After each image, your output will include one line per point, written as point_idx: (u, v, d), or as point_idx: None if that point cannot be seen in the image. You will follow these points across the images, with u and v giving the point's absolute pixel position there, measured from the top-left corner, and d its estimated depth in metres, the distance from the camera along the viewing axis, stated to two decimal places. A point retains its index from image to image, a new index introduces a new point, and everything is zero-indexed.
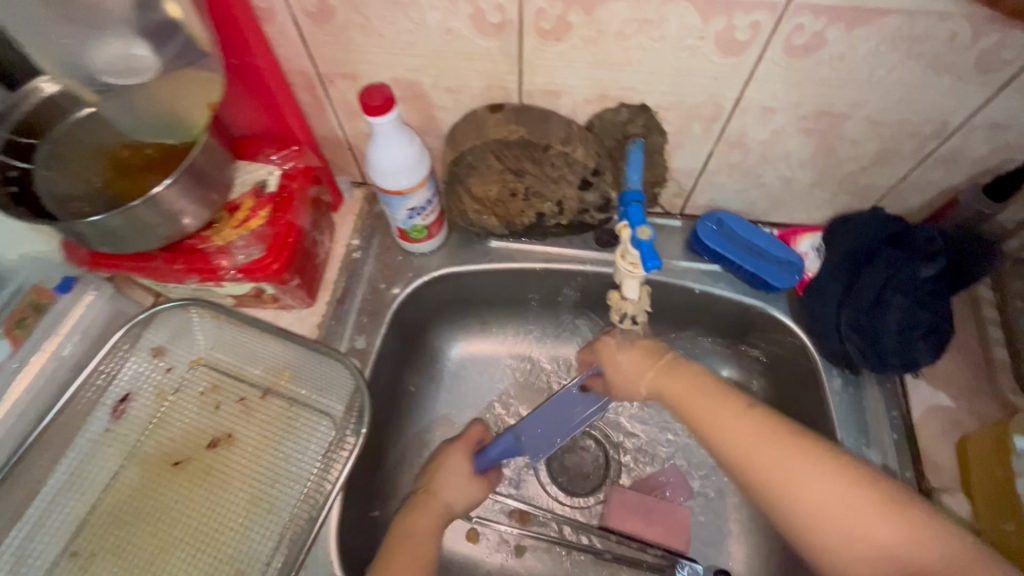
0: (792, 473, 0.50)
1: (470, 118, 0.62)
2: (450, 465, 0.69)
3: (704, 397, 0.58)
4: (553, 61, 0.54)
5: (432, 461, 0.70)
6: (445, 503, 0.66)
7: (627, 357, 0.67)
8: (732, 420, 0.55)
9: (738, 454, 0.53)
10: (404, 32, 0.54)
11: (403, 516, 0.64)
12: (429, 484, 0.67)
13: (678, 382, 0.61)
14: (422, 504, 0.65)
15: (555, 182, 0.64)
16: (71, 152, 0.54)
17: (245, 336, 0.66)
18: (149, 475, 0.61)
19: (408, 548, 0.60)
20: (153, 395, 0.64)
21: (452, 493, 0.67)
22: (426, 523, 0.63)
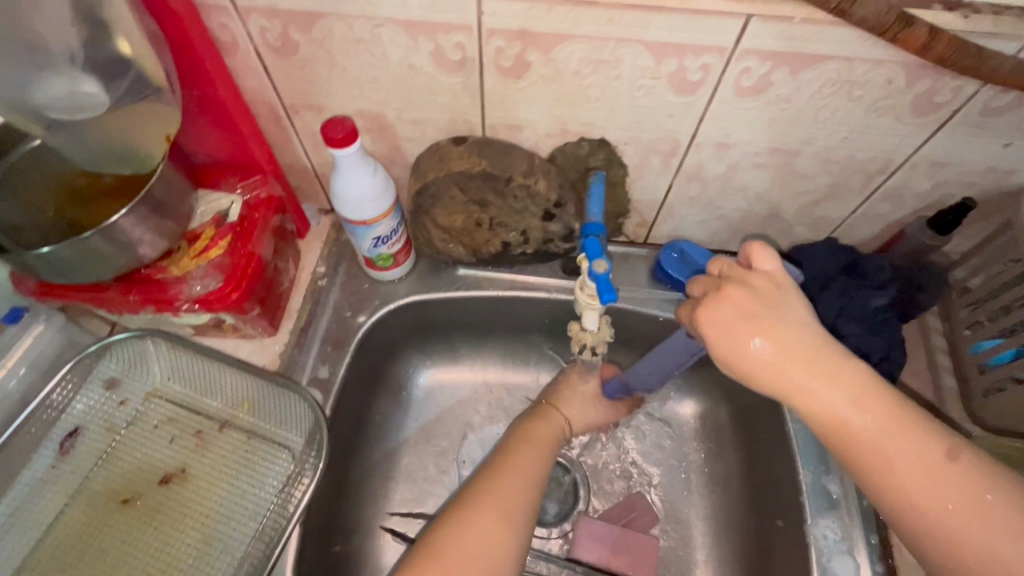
0: (927, 479, 0.43)
1: (434, 149, 0.62)
2: (577, 389, 0.76)
3: (827, 383, 0.44)
4: (515, 96, 0.56)
5: (554, 386, 0.77)
6: (568, 423, 0.72)
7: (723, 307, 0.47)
8: (876, 428, 0.44)
9: (884, 463, 0.44)
10: (366, 67, 0.55)
11: (529, 426, 0.70)
12: (552, 401, 0.74)
13: (795, 343, 0.45)
14: (546, 416, 0.71)
15: (519, 214, 0.64)
16: (24, 182, 0.53)
17: (200, 367, 0.64)
18: (96, 513, 0.58)
19: (526, 454, 0.65)
20: (105, 429, 0.62)
21: (569, 408, 0.74)
22: (546, 434, 0.69)
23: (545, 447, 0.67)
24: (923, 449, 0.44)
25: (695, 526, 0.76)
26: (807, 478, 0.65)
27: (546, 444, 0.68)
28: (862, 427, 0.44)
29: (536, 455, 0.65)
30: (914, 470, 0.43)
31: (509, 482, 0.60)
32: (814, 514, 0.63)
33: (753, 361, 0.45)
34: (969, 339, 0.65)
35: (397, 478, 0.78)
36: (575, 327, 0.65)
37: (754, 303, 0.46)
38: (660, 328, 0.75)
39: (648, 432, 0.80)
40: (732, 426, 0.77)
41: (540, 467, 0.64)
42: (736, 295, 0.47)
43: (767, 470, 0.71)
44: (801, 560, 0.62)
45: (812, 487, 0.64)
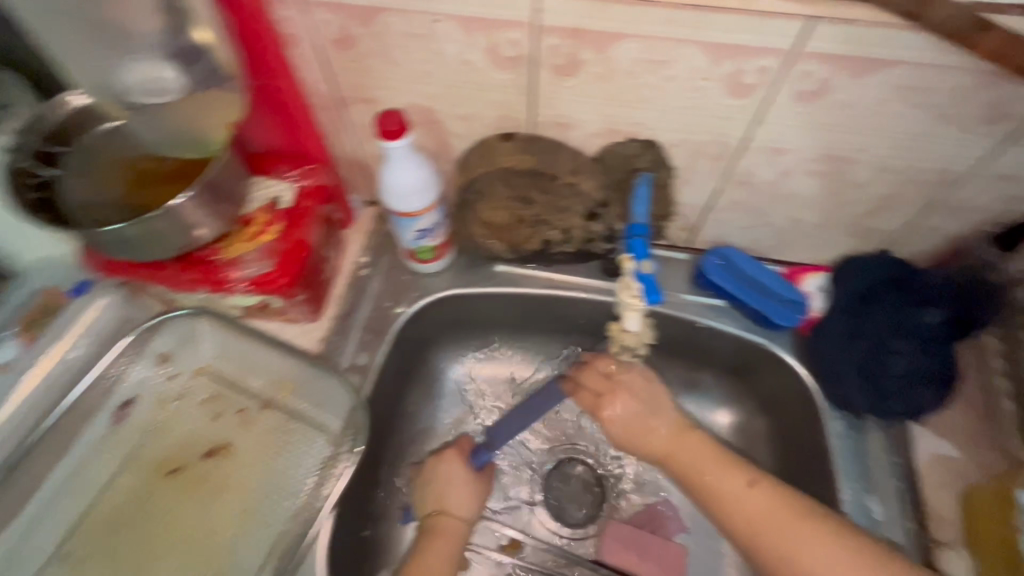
0: (761, 512, 0.58)
1: (483, 145, 0.63)
2: (449, 475, 0.71)
3: (695, 460, 0.63)
4: (565, 95, 0.56)
5: (427, 483, 0.71)
6: (459, 519, 0.68)
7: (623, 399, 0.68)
8: (750, 489, 0.60)
9: (748, 524, 0.58)
10: (421, 62, 0.56)
11: (425, 546, 0.66)
12: (439, 501, 0.69)
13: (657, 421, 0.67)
14: (438, 527, 0.67)
15: (562, 212, 0.65)
16: (94, 164, 0.56)
17: (246, 347, 0.66)
18: (147, 481, 0.61)
19: (431, 550, 0.65)
20: (157, 400, 0.65)
21: (455, 502, 0.69)
22: (446, 544, 0.66)
23: (453, 537, 0.67)
24: (755, 499, 0.59)
25: (725, 540, 0.74)
26: (849, 497, 0.63)
27: (448, 544, 0.66)
28: (711, 487, 0.61)
29: (442, 555, 0.65)
30: (741, 507, 0.59)
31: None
32: None
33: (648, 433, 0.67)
34: None
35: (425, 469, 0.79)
36: (617, 326, 0.66)
37: (637, 403, 0.68)
38: (698, 335, 0.75)
39: None
40: (769, 438, 0.76)
41: (453, 549, 0.66)
42: (628, 384, 0.69)
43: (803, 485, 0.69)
44: None
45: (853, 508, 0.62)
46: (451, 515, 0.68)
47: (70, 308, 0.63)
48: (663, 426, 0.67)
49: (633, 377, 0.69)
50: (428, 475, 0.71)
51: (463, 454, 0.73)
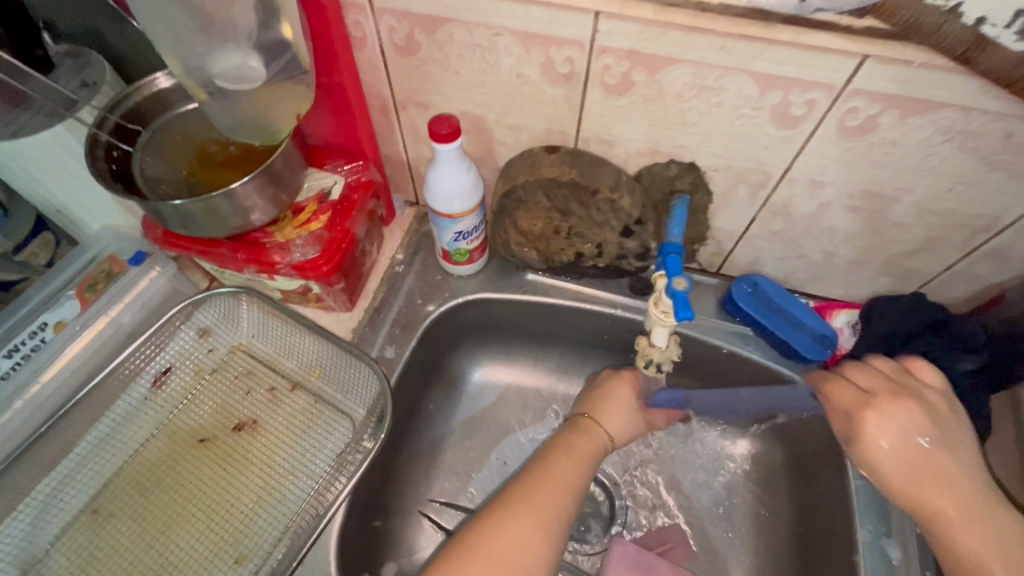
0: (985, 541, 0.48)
1: (527, 155, 0.65)
2: (618, 396, 0.69)
3: (924, 473, 0.51)
4: (614, 113, 0.58)
5: (589, 392, 0.71)
6: (609, 439, 0.65)
7: (902, 410, 0.52)
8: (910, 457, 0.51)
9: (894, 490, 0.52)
10: (478, 72, 0.59)
11: (567, 433, 0.64)
12: (594, 407, 0.68)
13: (901, 407, 0.53)
14: (585, 425, 0.65)
15: (598, 226, 0.66)
16: (166, 143, 0.60)
17: (283, 328, 0.69)
18: (176, 448, 0.63)
19: (568, 453, 0.61)
20: (194, 372, 0.68)
21: (613, 416, 0.67)
22: (587, 441, 0.63)
23: (585, 462, 0.61)
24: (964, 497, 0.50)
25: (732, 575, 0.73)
26: (865, 538, 0.61)
27: (589, 446, 0.63)
28: (930, 500, 0.50)
29: (566, 494, 0.57)
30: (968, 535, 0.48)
31: (529, 507, 0.55)
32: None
33: (887, 457, 0.52)
34: None
35: (439, 468, 0.80)
36: (643, 341, 0.65)
37: (887, 401, 0.53)
38: (723, 360, 0.75)
39: (690, 462, 0.79)
40: (786, 471, 0.75)
41: (588, 459, 0.61)
42: (889, 411, 0.53)
43: (819, 524, 0.68)
44: None
45: (869, 551, 0.61)
46: (607, 432, 0.65)
47: (125, 274, 0.66)
48: (898, 426, 0.52)
49: (882, 384, 0.55)
50: (595, 394, 0.69)
51: (636, 378, 0.71)
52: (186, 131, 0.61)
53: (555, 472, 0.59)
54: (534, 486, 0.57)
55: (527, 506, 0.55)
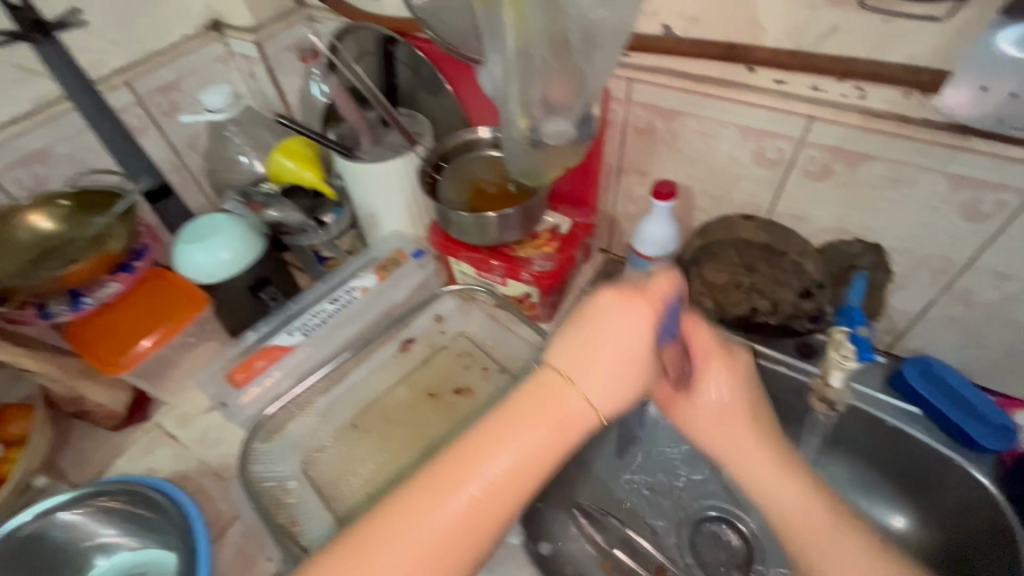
0: (836, 545, 0.53)
1: (724, 220, 0.79)
2: (603, 322, 0.52)
3: (779, 485, 0.56)
4: (809, 194, 0.71)
5: (574, 332, 0.53)
6: (579, 392, 0.50)
7: (737, 367, 0.62)
8: (756, 463, 0.57)
9: (761, 487, 0.57)
10: (698, 152, 0.76)
11: (534, 393, 0.51)
12: (575, 370, 0.51)
13: (758, 462, 0.57)
14: (556, 390, 0.51)
15: (779, 285, 0.77)
16: (459, 177, 0.85)
17: (500, 326, 0.89)
18: (412, 396, 0.83)
19: (522, 423, 0.49)
20: (429, 344, 0.89)
21: (591, 381, 0.51)
22: (543, 399, 0.50)
23: (547, 461, 0.50)
24: (796, 491, 0.56)
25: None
26: None
27: (547, 429, 0.49)
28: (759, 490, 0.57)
29: (491, 446, 0.49)
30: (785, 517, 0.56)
31: (430, 493, 0.48)
32: None
33: (705, 416, 0.60)
34: None
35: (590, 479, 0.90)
36: (818, 381, 0.71)
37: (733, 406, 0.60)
38: (884, 433, 0.78)
39: None
40: (949, 560, 0.74)
41: (528, 441, 0.49)
42: (715, 373, 0.61)
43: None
44: None
45: None
46: (575, 386, 0.51)
47: (408, 263, 0.89)
48: (735, 426, 0.59)
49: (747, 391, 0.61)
50: (572, 321, 0.54)
51: (648, 328, 0.52)
52: (473, 167, 0.86)
53: (464, 489, 0.48)
54: (431, 496, 0.48)
55: (410, 520, 0.47)
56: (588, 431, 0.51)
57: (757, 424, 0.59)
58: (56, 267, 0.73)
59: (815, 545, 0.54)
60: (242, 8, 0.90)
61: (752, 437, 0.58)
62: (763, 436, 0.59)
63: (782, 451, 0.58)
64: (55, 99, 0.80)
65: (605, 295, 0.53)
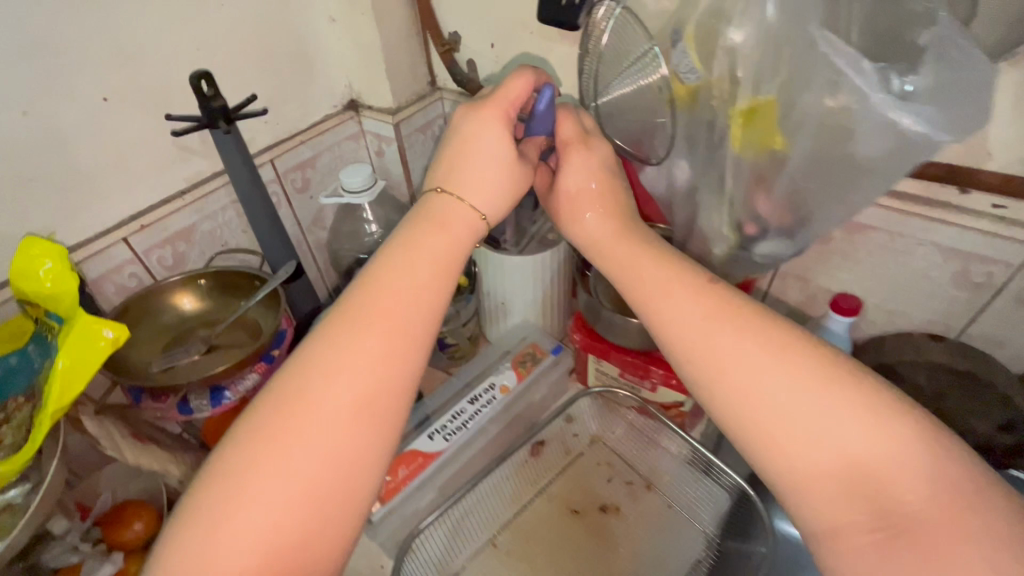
0: (879, 450, 0.42)
1: (907, 338, 0.73)
2: (478, 133, 0.60)
3: (780, 374, 0.45)
4: (1017, 320, 0.66)
5: (461, 158, 0.60)
6: (466, 211, 0.58)
7: (581, 155, 0.62)
8: (778, 384, 0.45)
9: (762, 408, 0.45)
10: (879, 266, 0.72)
11: (420, 228, 0.56)
12: (454, 182, 0.59)
13: (778, 373, 0.45)
14: (436, 220, 0.57)
15: (973, 413, 0.69)
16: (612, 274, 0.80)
17: (641, 434, 0.82)
18: (554, 511, 0.76)
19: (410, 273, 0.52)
20: (564, 450, 0.82)
21: (473, 196, 0.59)
22: (449, 236, 0.56)
23: (412, 317, 0.50)
24: (828, 405, 0.44)
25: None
26: None
27: (446, 244, 0.55)
28: (776, 419, 0.45)
29: (391, 281, 0.51)
30: (822, 470, 0.43)
31: (314, 382, 0.46)
32: None
33: (563, 204, 0.63)
34: None
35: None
36: None
37: (603, 197, 0.62)
38: None
39: None
40: None
41: (436, 270, 0.53)
42: (575, 159, 0.62)
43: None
44: None
45: None
46: (457, 201, 0.58)
47: (548, 359, 0.83)
48: (694, 302, 0.51)
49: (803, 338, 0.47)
50: (460, 141, 0.60)
51: (504, 128, 0.60)
52: None
53: (347, 362, 0.47)
54: (300, 403, 0.45)
55: (299, 411, 0.45)
56: (480, 233, 0.60)
57: (802, 347, 0.46)
58: (202, 347, 0.71)
59: (815, 463, 0.43)
60: (387, 91, 0.90)
61: (777, 355, 0.46)
62: (844, 373, 0.45)
63: (843, 364, 0.45)
64: (210, 177, 0.78)
65: (465, 113, 0.61)
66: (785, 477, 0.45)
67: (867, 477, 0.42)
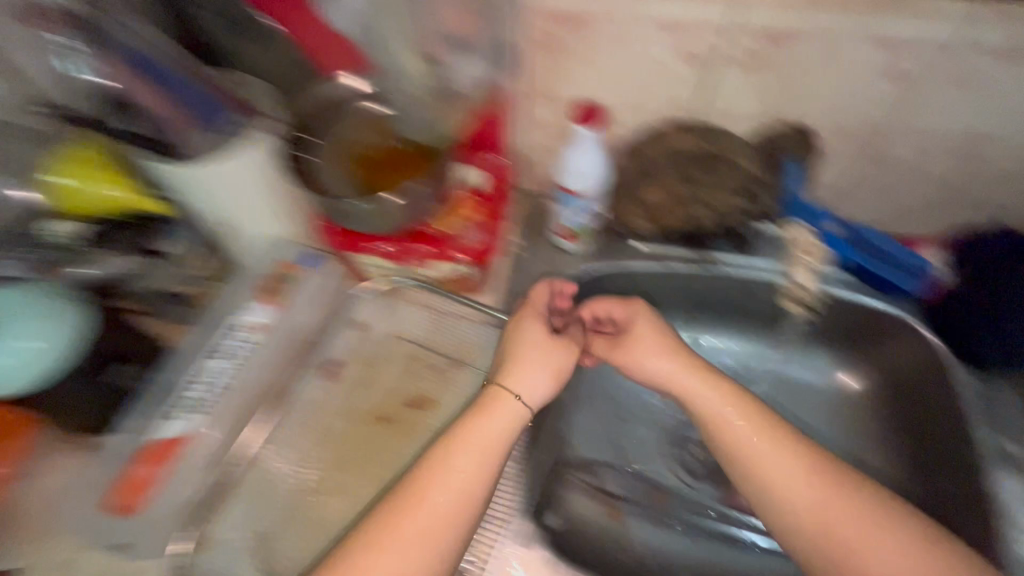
0: (855, 531, 0.57)
1: (650, 133, 0.73)
2: (520, 332, 0.68)
3: (796, 473, 0.60)
4: (736, 86, 0.67)
5: (528, 342, 0.67)
6: (524, 404, 0.64)
7: (646, 344, 0.70)
8: (774, 453, 0.61)
9: (753, 458, 0.61)
10: (617, 59, 0.67)
11: (474, 409, 0.62)
12: (507, 377, 0.65)
13: (789, 458, 0.61)
14: (496, 395, 0.64)
15: (720, 190, 0.72)
16: (337, 149, 0.70)
17: (436, 315, 0.76)
18: (361, 427, 0.70)
19: (465, 454, 0.59)
20: (361, 360, 0.74)
21: (522, 387, 0.64)
22: (501, 417, 0.62)
23: (494, 452, 0.60)
24: (807, 476, 0.60)
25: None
26: (984, 438, 0.69)
27: (505, 436, 0.61)
28: (807, 511, 0.59)
29: (473, 465, 0.58)
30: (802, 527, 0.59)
31: (412, 499, 0.56)
32: (993, 468, 0.67)
33: (558, 357, 0.67)
34: None
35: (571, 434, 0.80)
36: (789, 287, 0.77)
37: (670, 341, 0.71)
38: (836, 308, 0.79)
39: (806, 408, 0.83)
40: (893, 398, 0.81)
41: (494, 464, 0.59)
42: (641, 333, 0.71)
43: (945, 458, 0.73)
44: (980, 511, 0.67)
45: (990, 447, 0.69)
46: (515, 397, 0.64)
47: (306, 276, 0.69)
48: (667, 368, 0.68)
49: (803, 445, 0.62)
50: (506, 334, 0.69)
51: (541, 322, 0.69)
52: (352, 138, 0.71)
53: (438, 482, 0.56)
54: (415, 508, 0.55)
55: (411, 522, 0.54)
56: (525, 417, 0.64)
57: (795, 434, 0.63)
58: None
59: (791, 500, 0.59)
60: None
61: (768, 436, 0.62)
62: (838, 474, 0.60)
63: (868, 497, 0.59)
64: None
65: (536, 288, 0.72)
66: (795, 523, 0.59)
67: (833, 543, 0.57)
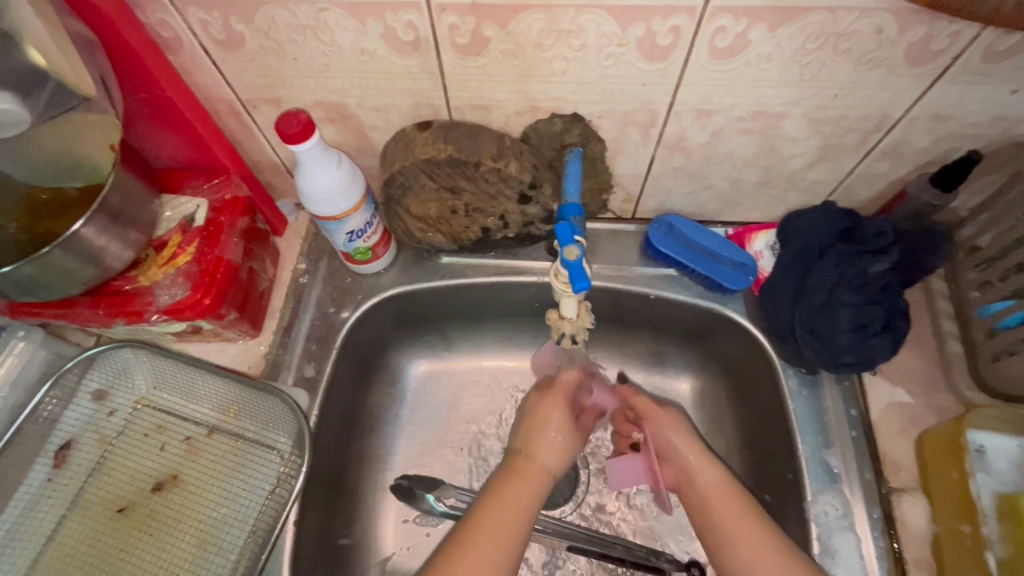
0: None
1: (400, 136, 0.59)
2: (545, 418, 0.67)
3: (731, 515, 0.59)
4: (474, 77, 0.53)
5: (543, 423, 0.66)
6: (546, 466, 0.63)
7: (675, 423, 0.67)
8: (749, 538, 0.57)
9: (719, 524, 0.60)
10: (317, 56, 0.52)
11: (504, 482, 0.60)
12: (527, 445, 0.64)
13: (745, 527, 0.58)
14: (521, 465, 0.62)
15: (493, 198, 0.61)
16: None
17: (183, 375, 0.64)
18: (94, 524, 0.59)
19: (500, 515, 0.57)
20: (95, 439, 0.62)
21: (547, 457, 0.64)
22: (523, 493, 0.59)
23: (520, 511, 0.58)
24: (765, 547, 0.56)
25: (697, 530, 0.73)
26: (806, 453, 0.62)
27: (514, 510, 0.57)
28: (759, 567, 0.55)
29: (509, 521, 0.57)
30: None
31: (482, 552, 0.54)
32: (814, 490, 0.60)
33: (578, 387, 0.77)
34: (978, 302, 0.61)
35: (401, 440, 0.78)
36: (553, 315, 0.62)
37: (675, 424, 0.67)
38: (652, 307, 0.73)
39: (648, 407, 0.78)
40: (730, 400, 0.74)
41: (518, 529, 0.57)
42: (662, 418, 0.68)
43: (771, 470, 0.67)
44: (802, 538, 0.60)
45: (812, 463, 0.61)
46: (537, 461, 0.63)
47: None
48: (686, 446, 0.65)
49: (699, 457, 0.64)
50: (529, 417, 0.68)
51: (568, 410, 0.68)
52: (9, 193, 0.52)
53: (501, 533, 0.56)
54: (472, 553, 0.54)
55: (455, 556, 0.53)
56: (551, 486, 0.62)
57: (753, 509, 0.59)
58: None
59: None
60: None
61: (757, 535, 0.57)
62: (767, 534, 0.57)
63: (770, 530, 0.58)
64: None
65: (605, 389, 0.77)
66: None
67: None
